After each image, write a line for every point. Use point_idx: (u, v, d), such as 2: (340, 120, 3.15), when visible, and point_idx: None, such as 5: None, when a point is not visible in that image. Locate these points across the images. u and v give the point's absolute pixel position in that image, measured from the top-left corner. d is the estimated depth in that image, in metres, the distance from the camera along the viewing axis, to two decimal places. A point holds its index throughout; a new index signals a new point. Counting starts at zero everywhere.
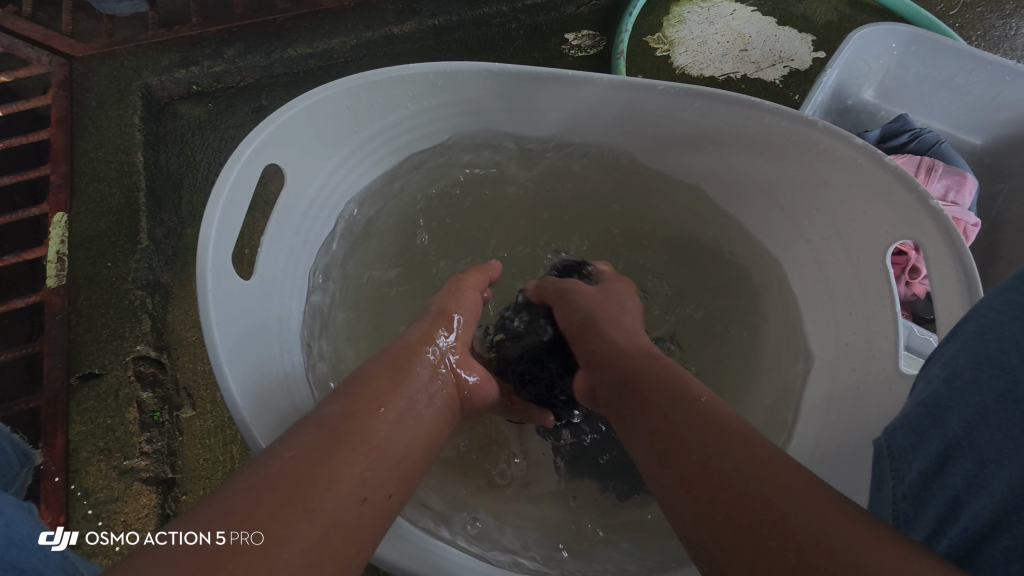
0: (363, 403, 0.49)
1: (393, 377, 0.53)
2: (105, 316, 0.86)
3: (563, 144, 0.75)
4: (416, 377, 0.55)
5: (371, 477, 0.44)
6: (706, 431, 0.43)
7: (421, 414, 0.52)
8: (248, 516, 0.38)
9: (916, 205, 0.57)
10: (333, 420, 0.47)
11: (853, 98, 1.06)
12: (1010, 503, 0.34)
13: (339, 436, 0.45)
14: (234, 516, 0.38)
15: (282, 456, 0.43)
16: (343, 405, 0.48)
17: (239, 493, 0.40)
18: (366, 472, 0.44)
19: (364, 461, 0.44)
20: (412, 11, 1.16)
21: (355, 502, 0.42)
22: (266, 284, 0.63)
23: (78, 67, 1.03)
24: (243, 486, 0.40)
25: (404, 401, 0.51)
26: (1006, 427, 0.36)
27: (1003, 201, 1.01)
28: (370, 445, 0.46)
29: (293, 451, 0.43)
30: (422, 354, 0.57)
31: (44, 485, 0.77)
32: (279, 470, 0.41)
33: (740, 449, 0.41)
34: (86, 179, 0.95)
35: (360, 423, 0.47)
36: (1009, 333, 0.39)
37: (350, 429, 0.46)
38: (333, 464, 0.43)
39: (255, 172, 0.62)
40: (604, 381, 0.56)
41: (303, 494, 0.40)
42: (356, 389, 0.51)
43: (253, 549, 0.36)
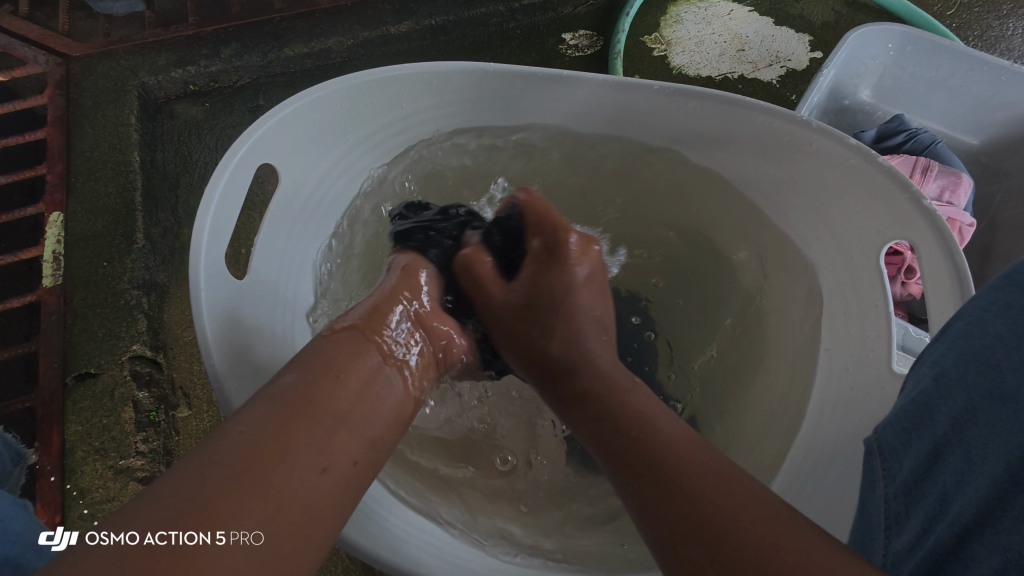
0: (319, 370, 0.46)
1: (353, 343, 0.50)
2: (100, 316, 0.86)
3: (557, 144, 0.75)
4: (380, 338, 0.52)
5: (332, 446, 0.43)
6: (690, 472, 0.43)
7: (386, 376, 0.50)
8: (214, 506, 0.37)
9: (910, 205, 0.57)
10: (287, 390, 0.44)
11: (849, 98, 1.06)
12: (992, 499, 0.34)
13: (293, 407, 0.43)
14: (203, 506, 0.37)
15: (232, 434, 0.41)
16: (299, 373, 0.46)
17: (195, 476, 0.38)
18: (326, 443, 0.42)
19: (322, 431, 0.43)
20: (409, 10, 1.16)
21: (314, 474, 0.41)
22: (260, 282, 0.63)
23: (75, 66, 1.03)
24: (198, 468, 0.39)
25: (367, 365, 0.49)
26: (993, 424, 0.37)
27: (1000, 202, 1.01)
28: (328, 414, 0.44)
29: (243, 428, 0.42)
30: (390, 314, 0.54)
31: (40, 484, 0.77)
32: (230, 456, 0.39)
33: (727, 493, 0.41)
34: (82, 179, 0.95)
35: (315, 393, 0.44)
36: (995, 330, 0.39)
37: (302, 400, 0.44)
38: (288, 439, 0.41)
39: (249, 172, 0.62)
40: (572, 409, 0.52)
41: (259, 475, 0.39)
42: (313, 356, 0.48)
43: (244, 542, 0.36)
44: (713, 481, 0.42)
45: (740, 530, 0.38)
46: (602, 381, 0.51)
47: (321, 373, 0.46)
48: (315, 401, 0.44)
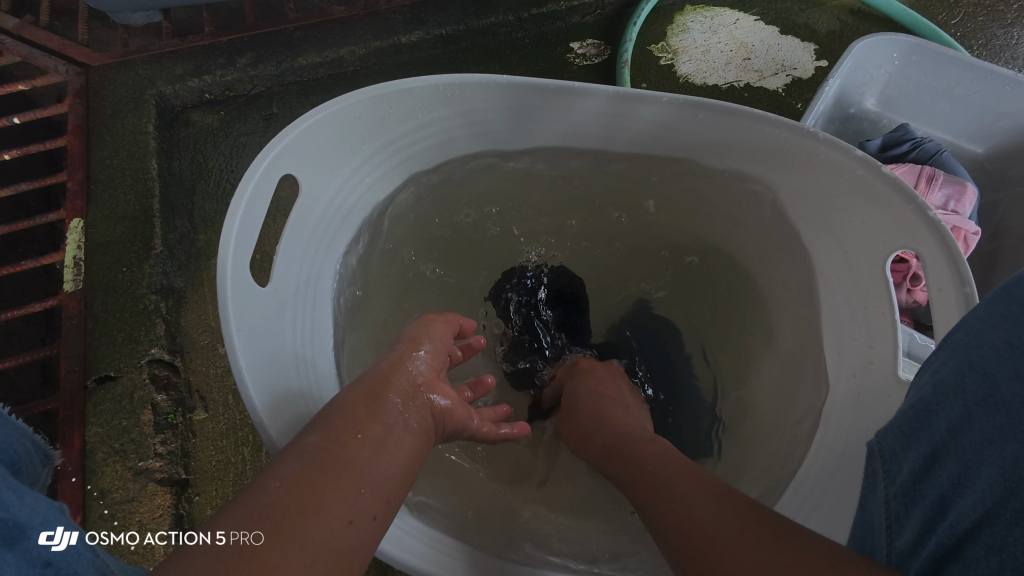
0: (341, 429, 0.49)
1: (367, 406, 0.52)
2: (120, 320, 0.89)
3: (569, 151, 0.76)
4: (388, 400, 0.53)
5: (356, 498, 0.45)
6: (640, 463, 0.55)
7: (399, 438, 0.51)
8: (263, 527, 0.41)
9: (915, 215, 0.58)
10: (314, 450, 0.46)
11: (855, 107, 1.07)
12: (988, 503, 0.36)
13: (318, 462, 0.46)
14: (237, 520, 0.41)
15: (267, 489, 0.44)
16: (323, 434, 0.48)
17: (230, 522, 0.41)
18: (351, 496, 0.45)
19: (347, 486, 0.45)
20: (421, 20, 1.18)
21: (342, 526, 0.43)
22: (282, 291, 0.65)
23: (94, 76, 1.06)
24: (233, 517, 0.42)
25: (382, 425, 0.51)
26: (987, 429, 0.38)
27: (1005, 209, 1.03)
28: (349, 473, 0.46)
29: (278, 483, 0.44)
30: (393, 382, 0.55)
31: (62, 485, 0.79)
32: (270, 498, 0.43)
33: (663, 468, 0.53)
34: (101, 186, 0.97)
35: (339, 449, 0.47)
36: (991, 340, 0.40)
37: (324, 460, 0.46)
38: (318, 494, 0.44)
39: (272, 182, 0.64)
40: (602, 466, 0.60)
41: (299, 512, 0.42)
42: (333, 415, 0.50)
43: (254, 548, 0.40)
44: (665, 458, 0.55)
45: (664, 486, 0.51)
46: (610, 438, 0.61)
47: (343, 433, 0.48)
48: (338, 462, 0.46)
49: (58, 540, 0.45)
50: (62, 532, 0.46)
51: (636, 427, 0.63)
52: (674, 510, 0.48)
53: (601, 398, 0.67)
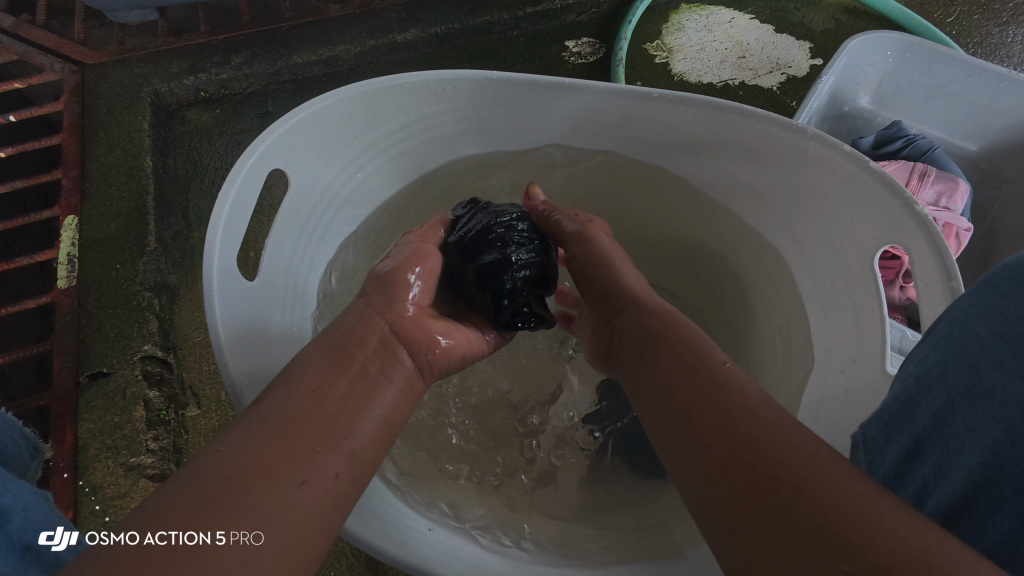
0: (299, 389, 0.48)
1: (328, 365, 0.51)
2: (113, 316, 0.89)
3: (561, 147, 0.76)
4: (354, 356, 0.52)
5: (311, 460, 0.44)
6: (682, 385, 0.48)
7: (364, 394, 0.50)
8: (227, 515, 0.39)
9: (903, 210, 0.58)
10: (266, 412, 0.46)
11: (849, 105, 1.07)
12: (967, 491, 0.37)
13: (268, 426, 0.45)
14: (172, 505, 0.39)
15: (213, 457, 0.42)
16: (279, 395, 0.47)
17: (171, 493, 0.40)
18: (302, 458, 0.44)
19: (299, 447, 0.44)
20: (416, 19, 1.18)
21: (294, 488, 0.42)
22: (270, 286, 0.65)
23: (90, 74, 1.06)
24: (172, 488, 0.40)
25: (343, 384, 0.50)
26: (969, 419, 0.38)
27: (999, 208, 1.03)
28: (303, 432, 0.45)
29: (222, 450, 0.43)
30: (364, 333, 0.54)
31: (53, 481, 0.79)
32: (214, 468, 0.41)
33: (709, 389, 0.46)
34: (96, 183, 0.97)
35: (295, 409, 0.46)
36: (974, 331, 0.40)
37: (273, 424, 0.45)
38: (266, 455, 0.43)
39: (261, 176, 0.64)
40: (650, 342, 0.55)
41: (246, 497, 0.40)
42: (293, 375, 0.50)
43: (256, 549, 0.39)
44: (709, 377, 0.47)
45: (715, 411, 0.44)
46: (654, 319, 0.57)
47: (296, 393, 0.47)
48: (289, 424, 0.45)
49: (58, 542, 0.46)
50: (63, 532, 0.47)
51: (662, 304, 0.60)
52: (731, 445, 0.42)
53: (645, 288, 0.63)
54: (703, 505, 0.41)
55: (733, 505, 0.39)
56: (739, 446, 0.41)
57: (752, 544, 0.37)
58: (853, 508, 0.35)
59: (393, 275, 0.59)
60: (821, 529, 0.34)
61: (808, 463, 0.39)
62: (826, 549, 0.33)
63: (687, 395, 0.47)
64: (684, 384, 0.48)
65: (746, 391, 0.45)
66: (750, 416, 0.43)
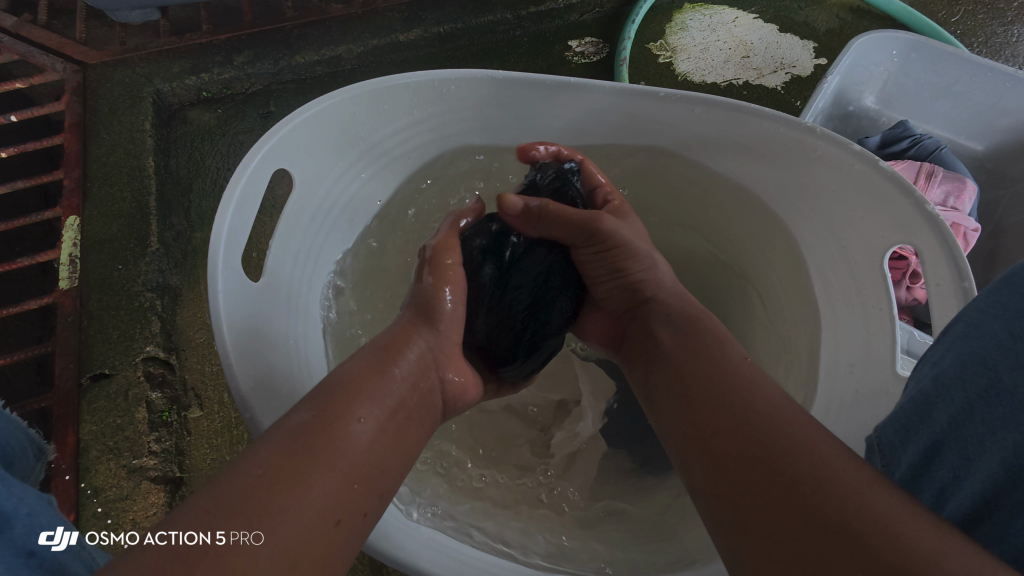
0: (344, 411, 0.47)
1: (370, 386, 0.49)
2: (115, 317, 0.88)
3: (565, 148, 0.76)
4: (393, 379, 0.51)
5: (345, 496, 0.43)
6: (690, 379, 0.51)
7: (400, 425, 0.50)
8: (253, 531, 0.39)
9: (913, 209, 0.58)
10: (310, 435, 0.44)
11: (854, 104, 1.06)
12: (987, 493, 0.37)
13: (309, 449, 0.43)
14: (207, 521, 0.38)
15: (250, 475, 0.41)
16: (323, 416, 0.46)
17: (206, 511, 0.39)
18: (338, 492, 0.43)
19: (337, 479, 0.43)
20: (419, 18, 1.18)
21: (327, 524, 0.42)
22: (274, 287, 0.65)
23: (92, 74, 1.05)
24: (207, 506, 0.39)
25: (384, 410, 0.49)
26: (989, 420, 0.38)
27: (1005, 207, 1.02)
28: (344, 461, 0.44)
29: (261, 470, 0.42)
30: (400, 357, 0.53)
31: (55, 483, 0.79)
32: (252, 490, 0.40)
33: (716, 384, 0.49)
34: (98, 183, 0.97)
35: (338, 434, 0.45)
36: (991, 331, 0.40)
37: (317, 450, 0.44)
38: (304, 485, 0.42)
39: (265, 176, 0.64)
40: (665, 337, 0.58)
41: (269, 503, 0.40)
42: (336, 391, 0.48)
43: (253, 551, 0.38)
44: (721, 370, 0.50)
45: (720, 404, 0.47)
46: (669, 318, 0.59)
47: (340, 417, 0.46)
48: (331, 451, 0.44)
49: (58, 542, 0.45)
50: (63, 532, 0.46)
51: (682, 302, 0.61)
52: (737, 437, 0.44)
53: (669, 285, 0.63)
54: (716, 499, 0.43)
55: (743, 498, 0.41)
56: (751, 441, 0.43)
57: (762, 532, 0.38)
58: (867, 512, 0.35)
59: (426, 305, 0.59)
60: (829, 514, 0.36)
61: (813, 456, 0.40)
62: (837, 535, 0.35)
63: (694, 391, 0.50)
64: (693, 379, 0.51)
65: (766, 392, 0.46)
66: (759, 406, 0.45)
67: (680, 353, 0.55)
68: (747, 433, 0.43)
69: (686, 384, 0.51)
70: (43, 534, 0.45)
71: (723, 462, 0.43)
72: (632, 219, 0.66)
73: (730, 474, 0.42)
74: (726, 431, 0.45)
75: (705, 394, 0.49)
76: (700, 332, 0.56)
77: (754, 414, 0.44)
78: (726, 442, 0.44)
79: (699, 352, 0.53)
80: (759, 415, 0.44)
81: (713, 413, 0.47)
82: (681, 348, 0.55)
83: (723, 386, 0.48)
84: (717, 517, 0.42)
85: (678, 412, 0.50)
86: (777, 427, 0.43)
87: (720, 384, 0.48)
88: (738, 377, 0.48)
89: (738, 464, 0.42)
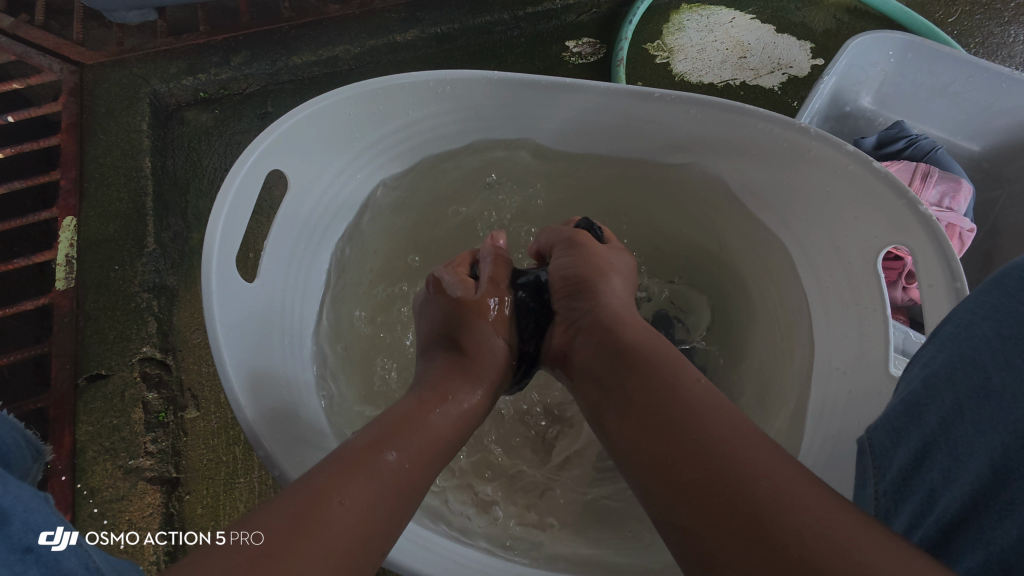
0: (413, 447, 0.50)
1: (429, 427, 0.53)
2: (112, 318, 0.88)
3: (561, 150, 0.76)
4: (444, 419, 0.54)
5: (394, 531, 0.46)
6: (645, 397, 0.50)
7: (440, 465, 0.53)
8: (314, 553, 0.40)
9: (906, 210, 0.58)
10: (384, 468, 0.47)
11: (851, 105, 1.06)
12: (975, 495, 0.37)
13: (378, 480, 0.46)
14: (272, 531, 0.40)
15: (321, 494, 0.43)
16: (398, 450, 0.49)
17: (275, 526, 0.40)
18: (391, 526, 0.45)
19: (392, 514, 0.46)
20: (416, 19, 1.18)
21: (378, 556, 0.44)
22: (268, 287, 0.65)
23: (89, 75, 1.05)
24: (276, 522, 0.41)
25: (437, 449, 0.52)
26: (977, 422, 0.38)
27: (1001, 208, 1.02)
28: (402, 495, 0.47)
29: (337, 496, 0.43)
30: (455, 397, 0.57)
31: (51, 483, 0.79)
32: (324, 511, 0.42)
33: (672, 404, 0.48)
34: (94, 184, 0.97)
35: (401, 468, 0.48)
36: (981, 332, 0.40)
37: (386, 483, 0.46)
38: (370, 515, 0.44)
39: (260, 177, 0.64)
40: (617, 354, 0.56)
41: (319, 515, 0.42)
42: (404, 426, 0.51)
43: (262, 548, 0.39)
44: (674, 391, 0.49)
45: (679, 425, 0.46)
46: (627, 332, 0.58)
47: (407, 456, 0.49)
48: (398, 485, 0.47)
49: (59, 541, 0.44)
50: (63, 532, 0.45)
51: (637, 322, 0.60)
52: (697, 462, 0.43)
53: (627, 308, 0.62)
54: (682, 532, 0.41)
55: (707, 529, 0.40)
56: (709, 470, 0.42)
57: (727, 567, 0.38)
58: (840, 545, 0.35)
59: (485, 345, 0.63)
60: (792, 549, 0.35)
61: (773, 482, 0.40)
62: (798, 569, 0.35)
63: (651, 408, 0.49)
64: (649, 396, 0.50)
65: (723, 417, 0.46)
66: (717, 431, 0.44)
67: (636, 368, 0.53)
68: (705, 456, 0.43)
69: (643, 403, 0.50)
70: (46, 534, 0.44)
71: (684, 486, 0.43)
72: (621, 254, 0.69)
73: (690, 498, 0.42)
74: (685, 452, 0.44)
75: (660, 413, 0.48)
76: (656, 350, 0.54)
77: (709, 437, 0.44)
78: (686, 463, 0.43)
79: (651, 367, 0.52)
80: (714, 439, 0.44)
81: (671, 433, 0.46)
82: (636, 365, 0.53)
83: (675, 406, 0.47)
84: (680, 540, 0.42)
85: (634, 431, 0.49)
86: (731, 453, 0.42)
87: (673, 404, 0.48)
88: (687, 399, 0.48)
89: (696, 488, 0.42)
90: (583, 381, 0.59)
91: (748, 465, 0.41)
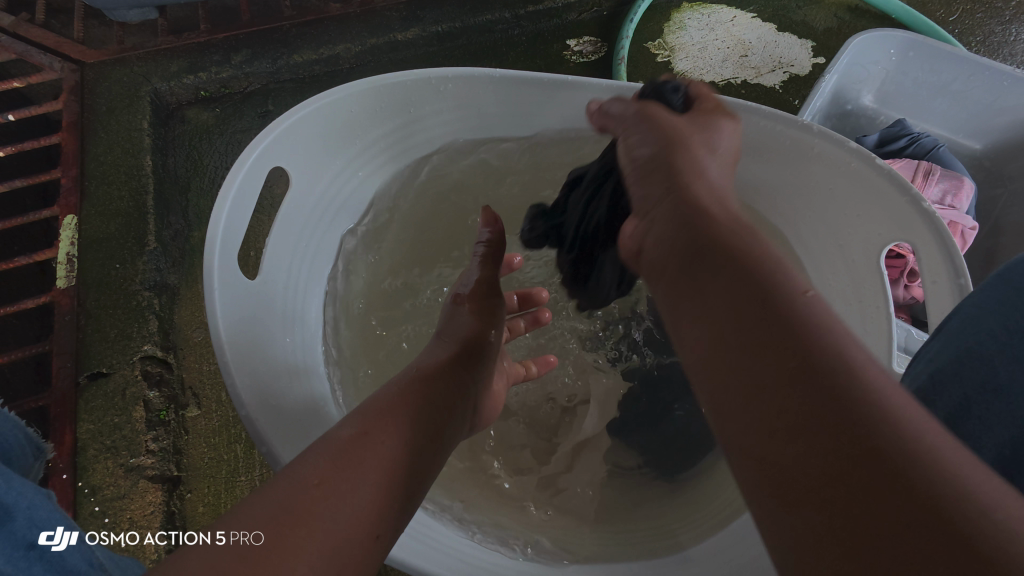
0: (398, 428, 0.48)
1: (416, 407, 0.50)
2: (113, 317, 0.88)
3: (564, 148, 0.76)
4: (435, 398, 0.52)
5: (387, 513, 0.44)
6: (729, 292, 0.36)
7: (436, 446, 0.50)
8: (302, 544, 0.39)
9: (909, 207, 0.58)
10: (367, 451, 0.45)
11: (852, 103, 1.06)
12: None
13: (363, 464, 0.44)
14: (254, 525, 0.40)
15: (308, 484, 0.42)
16: (380, 433, 0.47)
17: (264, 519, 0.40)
18: (382, 510, 0.43)
19: (382, 497, 0.44)
20: (417, 18, 1.18)
21: (370, 539, 0.42)
22: (271, 284, 0.65)
23: (90, 73, 1.05)
24: (265, 514, 0.41)
25: (427, 429, 0.50)
26: (985, 416, 0.39)
27: (1003, 206, 1.02)
28: (389, 477, 0.45)
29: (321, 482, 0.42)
30: (445, 376, 0.55)
31: (52, 482, 0.78)
32: (310, 501, 0.41)
33: (763, 306, 0.34)
34: (95, 182, 0.97)
35: (388, 451, 0.46)
36: (987, 327, 0.41)
37: (372, 466, 0.44)
38: (357, 499, 0.42)
39: (262, 174, 0.64)
40: (693, 241, 0.40)
41: (307, 505, 0.41)
42: (387, 409, 0.49)
43: (255, 548, 0.39)
44: (768, 289, 0.35)
45: (772, 331, 0.32)
46: (705, 216, 0.42)
47: (393, 437, 0.47)
48: (384, 468, 0.45)
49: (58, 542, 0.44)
50: (63, 532, 0.45)
51: (717, 204, 0.44)
52: (794, 383, 0.30)
53: (704, 187, 0.46)
54: (757, 474, 0.30)
55: (805, 475, 0.28)
56: (813, 398, 0.29)
57: (813, 533, 0.27)
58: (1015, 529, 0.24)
59: (479, 328, 0.63)
60: (942, 522, 0.24)
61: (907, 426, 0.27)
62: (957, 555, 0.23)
63: (733, 308, 0.35)
64: (727, 297, 0.36)
65: (835, 330, 0.32)
66: (826, 346, 0.31)
67: (715, 259, 0.38)
68: (810, 381, 0.30)
69: (722, 302, 0.36)
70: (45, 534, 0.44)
71: (768, 415, 0.30)
72: (726, 126, 0.55)
73: (782, 432, 0.29)
74: (781, 363, 0.31)
75: (745, 314, 0.34)
76: (743, 238, 0.39)
77: (817, 352, 0.31)
78: (779, 384, 0.30)
79: (738, 258, 0.37)
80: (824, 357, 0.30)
81: (759, 342, 0.32)
82: (718, 253, 0.38)
83: (768, 309, 0.33)
84: (755, 485, 0.30)
85: (705, 339, 0.35)
86: (848, 378, 0.29)
87: (765, 305, 0.34)
88: (789, 300, 0.34)
89: (794, 417, 0.29)
90: (653, 278, 0.43)
91: (874, 400, 0.28)
